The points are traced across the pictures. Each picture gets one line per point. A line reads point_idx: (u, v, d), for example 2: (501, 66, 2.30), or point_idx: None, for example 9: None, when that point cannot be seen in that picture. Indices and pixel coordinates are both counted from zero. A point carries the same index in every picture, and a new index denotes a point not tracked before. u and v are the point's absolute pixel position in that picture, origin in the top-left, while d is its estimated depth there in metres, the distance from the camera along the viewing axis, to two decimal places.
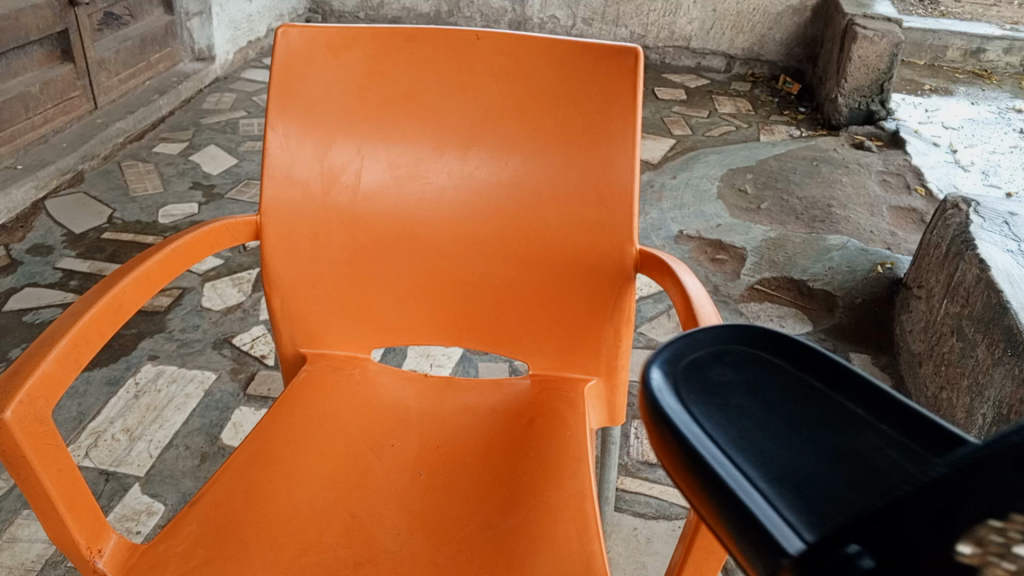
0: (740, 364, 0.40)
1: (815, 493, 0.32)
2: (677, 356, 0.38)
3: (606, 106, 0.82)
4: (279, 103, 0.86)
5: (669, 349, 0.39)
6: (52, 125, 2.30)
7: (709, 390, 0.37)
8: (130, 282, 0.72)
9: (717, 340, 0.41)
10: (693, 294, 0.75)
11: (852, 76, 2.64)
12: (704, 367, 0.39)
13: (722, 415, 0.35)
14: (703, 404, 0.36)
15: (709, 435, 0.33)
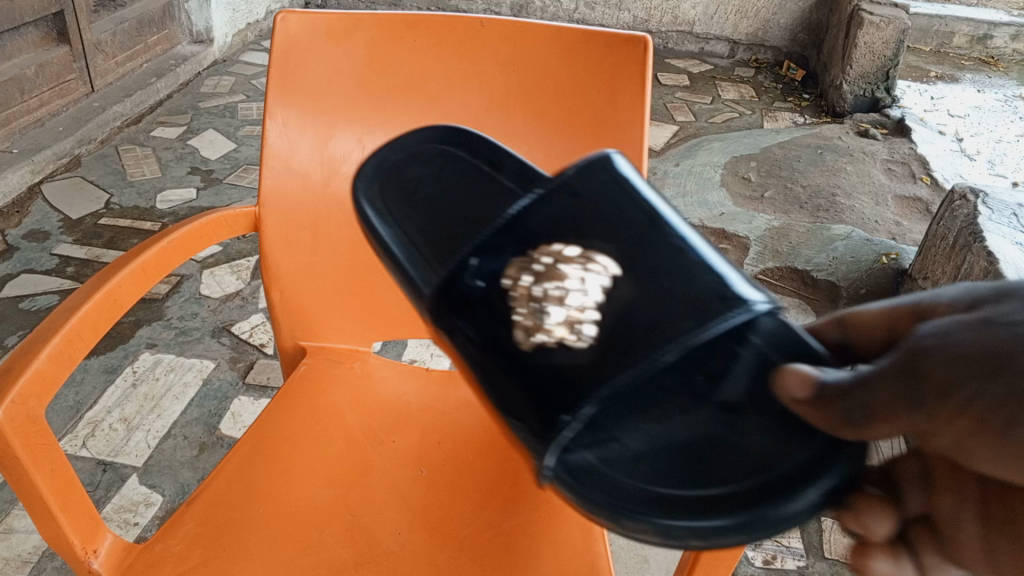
0: (428, 161, 0.72)
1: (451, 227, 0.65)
2: (386, 167, 0.71)
3: (614, 96, 0.79)
4: (278, 91, 0.84)
5: (381, 161, 0.71)
6: (48, 109, 2.27)
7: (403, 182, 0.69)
8: (126, 276, 0.70)
9: (415, 144, 0.73)
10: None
11: (858, 62, 2.61)
12: (406, 168, 0.71)
13: (405, 198, 0.68)
14: (397, 194, 0.68)
15: (394, 219, 0.65)
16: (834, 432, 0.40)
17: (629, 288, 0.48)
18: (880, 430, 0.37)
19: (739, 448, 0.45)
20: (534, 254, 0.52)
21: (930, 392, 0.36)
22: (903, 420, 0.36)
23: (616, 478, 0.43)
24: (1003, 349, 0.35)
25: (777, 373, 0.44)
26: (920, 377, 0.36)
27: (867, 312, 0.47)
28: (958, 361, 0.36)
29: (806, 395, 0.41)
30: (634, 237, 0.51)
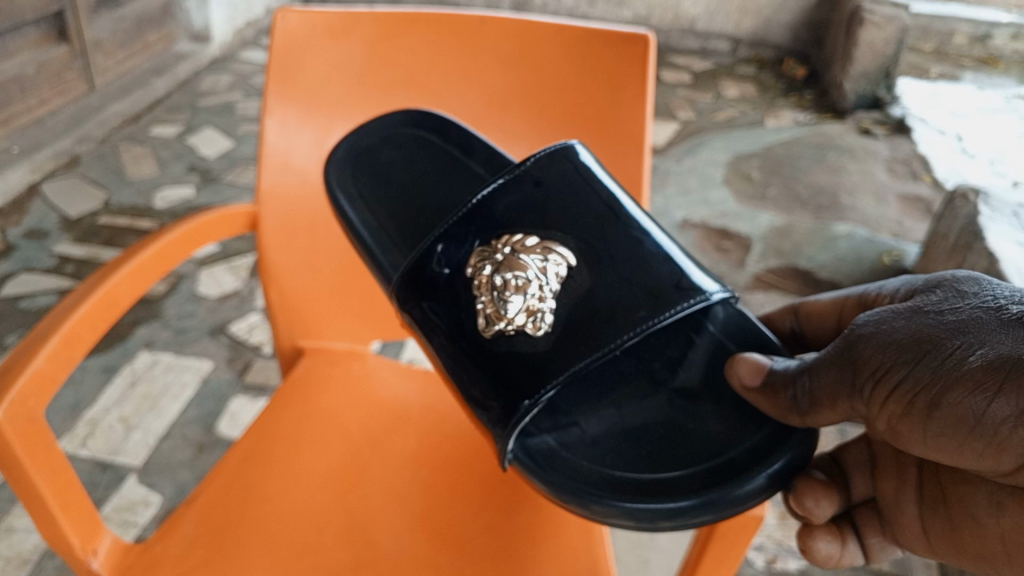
0: (400, 145, 0.80)
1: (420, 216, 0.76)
2: (361, 150, 0.80)
3: (616, 93, 0.79)
4: (277, 88, 0.83)
5: (356, 144, 0.80)
6: (47, 107, 2.26)
7: (376, 168, 0.79)
8: (124, 275, 0.70)
9: (388, 125, 0.80)
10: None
11: (859, 61, 2.60)
12: (379, 151, 0.80)
13: (378, 186, 0.78)
14: (370, 182, 0.78)
15: (366, 209, 0.76)
16: (784, 417, 0.54)
17: (588, 277, 0.62)
18: (826, 408, 0.50)
19: (699, 432, 0.58)
20: (495, 242, 0.65)
21: (865, 376, 0.47)
22: (844, 403, 0.48)
23: (573, 460, 0.58)
24: (933, 334, 0.45)
25: (730, 361, 0.58)
26: (856, 363, 0.47)
27: (818, 306, 0.62)
28: (881, 349, 0.46)
29: (756, 383, 0.56)
30: (593, 240, 0.64)
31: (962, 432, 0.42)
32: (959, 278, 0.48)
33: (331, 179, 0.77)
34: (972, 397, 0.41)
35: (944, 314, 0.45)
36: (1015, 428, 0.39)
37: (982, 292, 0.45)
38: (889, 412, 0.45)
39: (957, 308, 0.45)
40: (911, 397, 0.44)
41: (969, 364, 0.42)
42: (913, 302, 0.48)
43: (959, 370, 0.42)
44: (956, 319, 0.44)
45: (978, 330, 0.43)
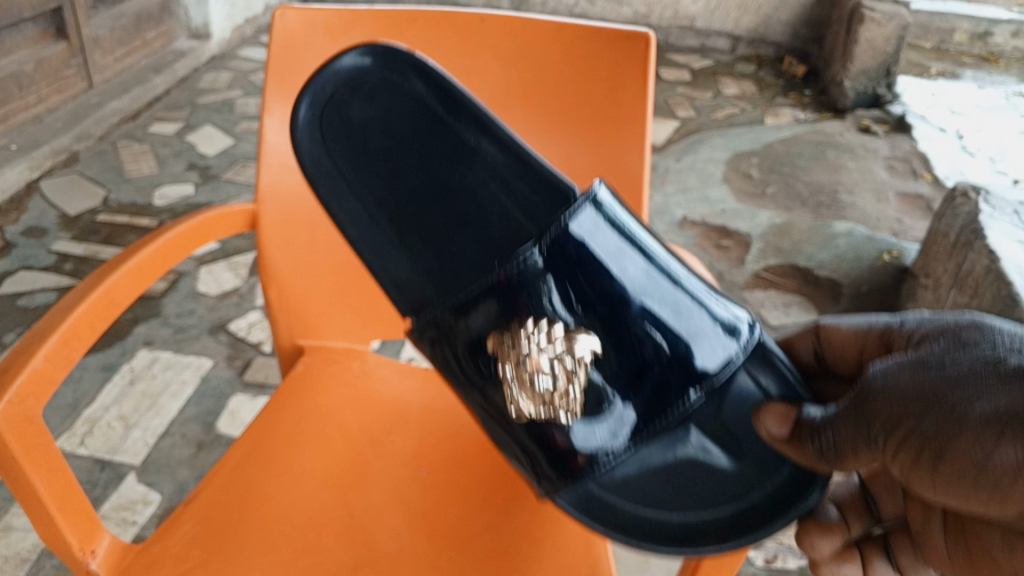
0: (373, 97, 0.72)
1: (413, 201, 0.73)
2: (332, 108, 0.73)
3: (616, 92, 0.79)
4: (276, 87, 0.83)
5: (325, 105, 0.73)
6: (46, 105, 2.26)
7: (351, 130, 0.73)
8: (123, 274, 0.69)
9: (357, 76, 0.72)
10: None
11: (858, 59, 2.60)
12: (351, 107, 0.73)
13: (359, 159, 0.74)
14: (346, 149, 0.74)
15: (353, 197, 0.74)
16: (811, 465, 0.50)
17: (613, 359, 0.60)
18: (850, 462, 0.48)
19: (719, 476, 0.56)
20: (518, 327, 0.62)
21: (877, 428, 0.45)
22: (864, 454, 0.47)
23: (609, 504, 0.58)
24: (936, 388, 0.43)
25: (757, 413, 0.55)
26: (869, 417, 0.46)
27: (840, 332, 0.57)
28: (890, 402, 0.45)
29: (784, 432, 0.53)
30: (620, 308, 0.61)
31: (967, 482, 0.41)
32: (961, 326, 0.46)
33: (308, 166, 0.74)
34: (976, 448, 0.40)
35: (948, 363, 0.44)
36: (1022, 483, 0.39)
37: (985, 341, 0.44)
38: (901, 463, 0.44)
39: (958, 358, 0.44)
40: (920, 448, 0.43)
41: (973, 417, 0.41)
42: (917, 353, 0.46)
43: (964, 422, 0.41)
44: (958, 370, 0.43)
45: (979, 381, 0.42)
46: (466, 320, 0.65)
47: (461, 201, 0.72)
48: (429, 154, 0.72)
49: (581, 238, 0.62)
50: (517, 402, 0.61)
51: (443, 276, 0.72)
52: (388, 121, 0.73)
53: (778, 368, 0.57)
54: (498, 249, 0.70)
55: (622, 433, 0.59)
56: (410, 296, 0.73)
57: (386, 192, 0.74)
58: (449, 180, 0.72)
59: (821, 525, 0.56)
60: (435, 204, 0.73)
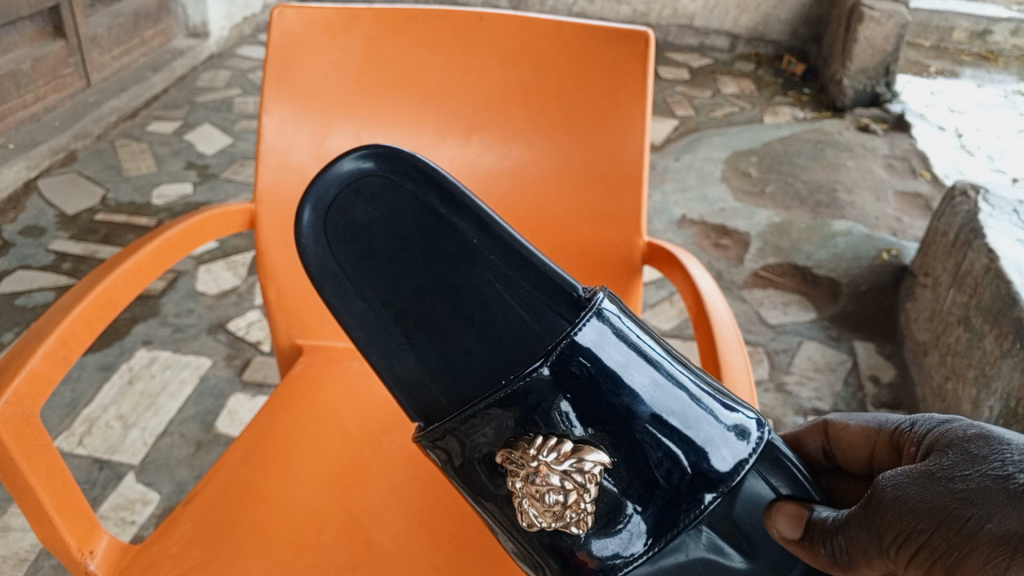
0: (375, 197, 0.66)
1: (420, 304, 0.67)
2: (333, 209, 0.67)
3: (616, 90, 0.79)
4: (275, 86, 0.83)
5: (326, 205, 0.67)
6: (44, 103, 2.25)
7: (353, 231, 0.67)
8: (121, 274, 0.69)
9: (359, 174, 0.66)
10: (716, 321, 0.72)
11: (857, 57, 2.59)
12: (354, 208, 0.67)
13: (363, 262, 0.67)
14: (350, 251, 0.67)
15: (359, 301, 0.68)
16: (826, 572, 0.48)
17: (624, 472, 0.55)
18: (865, 573, 0.45)
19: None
20: (526, 444, 0.56)
21: (888, 540, 0.43)
22: (878, 564, 0.44)
23: None
24: (945, 502, 0.41)
25: (769, 514, 0.53)
26: (880, 527, 0.43)
27: (850, 431, 0.56)
28: (897, 512, 0.42)
29: (797, 535, 0.51)
30: (632, 423, 0.56)
31: None
32: (971, 437, 0.43)
33: (311, 267, 0.67)
34: (985, 571, 0.37)
35: (958, 478, 0.41)
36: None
37: (996, 454, 0.41)
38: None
39: (968, 473, 0.41)
40: (928, 564, 0.40)
41: (982, 536, 0.38)
42: (927, 464, 0.44)
43: (972, 542, 0.38)
44: (967, 487, 0.40)
45: (989, 499, 0.39)
46: (472, 433, 0.59)
47: (468, 302, 0.66)
48: (435, 253, 0.66)
49: (588, 352, 0.57)
50: (527, 514, 0.56)
51: (451, 375, 0.66)
52: (392, 221, 0.67)
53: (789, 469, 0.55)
54: (505, 351, 0.65)
55: (637, 544, 0.55)
56: (419, 398, 0.67)
57: (391, 290, 0.67)
58: (458, 280, 0.66)
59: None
60: (444, 305, 0.67)
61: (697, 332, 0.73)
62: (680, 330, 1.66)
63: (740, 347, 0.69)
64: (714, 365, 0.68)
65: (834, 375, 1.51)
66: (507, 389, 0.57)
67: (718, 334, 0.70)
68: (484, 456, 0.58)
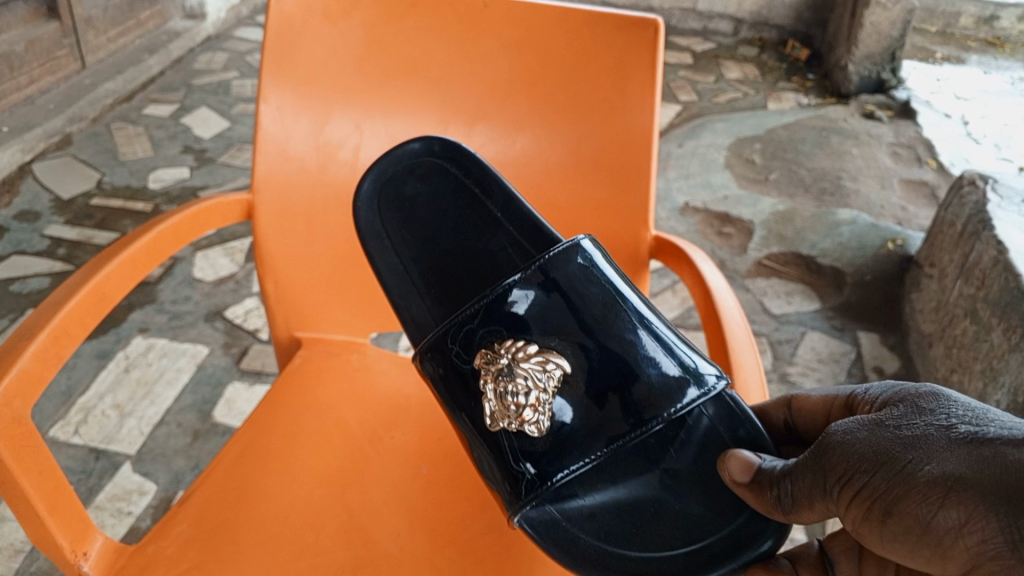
0: (424, 177, 0.75)
1: (447, 265, 0.74)
2: (387, 180, 0.75)
3: (624, 80, 0.76)
4: (272, 72, 0.80)
5: (384, 176, 0.75)
6: (38, 86, 2.22)
7: (401, 202, 0.75)
8: (116, 267, 0.67)
9: (417, 155, 0.75)
10: (727, 317, 0.70)
11: (864, 42, 2.55)
12: (404, 183, 0.75)
13: (403, 224, 0.75)
14: (395, 217, 0.75)
15: (391, 256, 0.75)
16: (771, 514, 0.52)
17: (582, 383, 0.63)
18: (806, 515, 0.49)
19: (683, 515, 0.60)
20: (499, 347, 0.64)
21: (832, 481, 0.46)
22: (820, 505, 0.47)
23: (571, 531, 0.59)
24: (889, 447, 0.44)
25: (723, 458, 0.56)
26: (825, 469, 0.46)
27: (812, 401, 0.59)
28: (843, 454, 0.46)
29: (747, 480, 0.54)
30: (591, 338, 0.64)
31: (913, 539, 0.41)
32: (919, 394, 0.47)
33: (361, 223, 0.74)
34: (922, 507, 0.41)
35: (905, 427, 0.45)
36: (961, 541, 0.39)
37: (940, 409, 0.45)
38: (852, 516, 0.45)
39: (913, 422, 0.45)
40: (871, 502, 0.43)
41: (921, 478, 0.41)
42: (876, 414, 0.47)
43: (912, 481, 0.42)
44: (912, 434, 0.44)
45: (931, 445, 0.42)
46: (457, 339, 0.66)
47: (484, 265, 0.74)
48: (463, 222, 0.75)
49: (566, 280, 0.66)
50: (491, 411, 0.63)
51: None
52: (434, 192, 0.75)
53: (726, 405, 0.62)
54: None
55: (575, 461, 0.61)
56: None
57: (421, 251, 0.75)
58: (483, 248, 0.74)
59: (768, 571, 0.55)
60: (463, 265, 0.74)
61: (706, 328, 0.72)
62: (682, 320, 1.65)
63: (751, 348, 0.68)
64: (726, 367, 0.66)
65: (838, 366, 1.50)
66: (489, 294, 0.66)
67: (730, 333, 0.69)
68: (464, 361, 0.66)
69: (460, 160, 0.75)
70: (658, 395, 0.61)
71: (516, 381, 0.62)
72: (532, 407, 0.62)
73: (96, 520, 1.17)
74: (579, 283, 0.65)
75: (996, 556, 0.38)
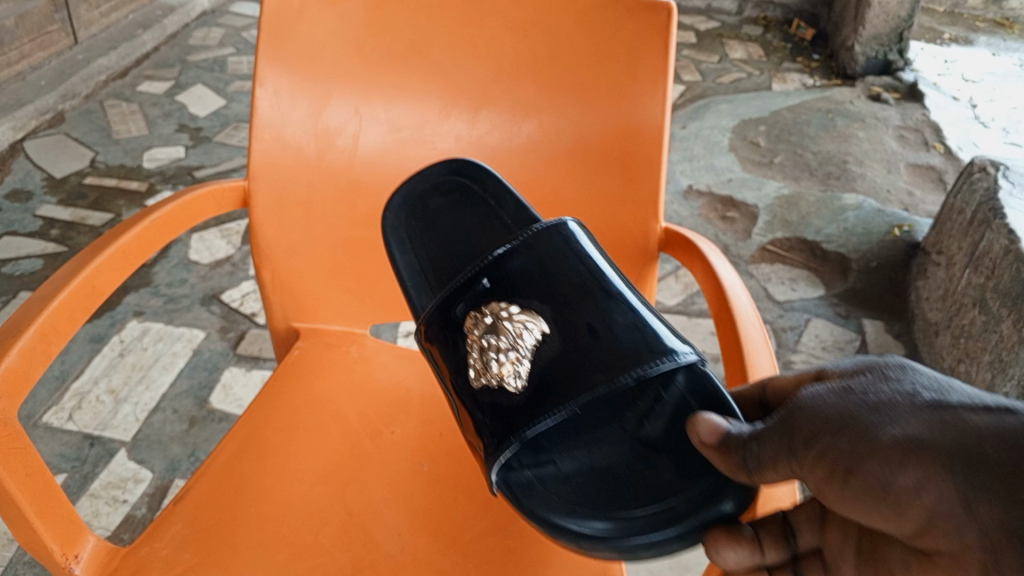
0: (449, 193, 0.76)
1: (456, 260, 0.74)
2: (412, 194, 0.76)
3: (634, 66, 0.73)
4: (268, 54, 0.77)
5: (409, 190, 0.75)
6: (29, 61, 2.18)
7: (423, 214, 0.76)
8: (106, 260, 0.65)
9: (439, 172, 0.75)
10: (741, 316, 0.67)
11: (871, 23, 2.51)
12: (428, 198, 0.76)
13: (424, 232, 0.75)
14: (417, 228, 0.75)
15: (406, 257, 0.74)
16: (734, 475, 0.47)
17: (557, 343, 0.62)
18: (768, 479, 0.44)
19: (650, 480, 0.55)
20: (485, 308, 0.65)
21: (799, 442, 0.42)
22: (783, 467, 0.43)
23: (544, 492, 0.56)
24: (858, 411, 0.40)
25: (689, 421, 0.50)
26: (792, 430, 0.42)
27: (784, 379, 0.52)
28: (812, 416, 0.42)
29: (714, 440, 0.48)
30: (570, 306, 0.63)
31: (876, 500, 0.38)
32: (886, 361, 0.44)
33: (386, 229, 0.75)
34: (889, 467, 0.37)
35: (873, 392, 0.41)
36: (924, 502, 0.36)
37: (907, 377, 0.42)
38: (816, 477, 0.41)
39: (882, 387, 0.41)
40: (836, 462, 0.39)
41: (888, 440, 0.38)
42: (843, 379, 0.44)
43: (880, 442, 0.38)
44: (880, 398, 0.41)
45: (896, 409, 0.39)
46: (450, 308, 0.67)
47: None
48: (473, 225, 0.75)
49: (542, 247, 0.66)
50: (473, 366, 0.62)
51: None
52: (455, 202, 0.76)
53: (697, 376, 0.59)
54: None
55: (549, 417, 0.58)
56: None
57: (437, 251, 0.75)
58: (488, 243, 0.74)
59: (729, 532, 0.49)
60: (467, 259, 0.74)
61: (718, 327, 0.69)
62: (685, 306, 1.63)
63: (766, 349, 0.64)
64: (739, 367, 0.63)
65: (843, 354, 1.48)
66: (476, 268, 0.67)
67: (744, 332, 0.65)
68: (452, 329, 0.66)
69: (480, 179, 0.75)
70: (632, 350, 0.59)
71: (488, 341, 0.62)
72: (505, 359, 0.61)
73: (91, 508, 1.15)
74: (559, 255, 0.66)
75: (954, 517, 0.35)
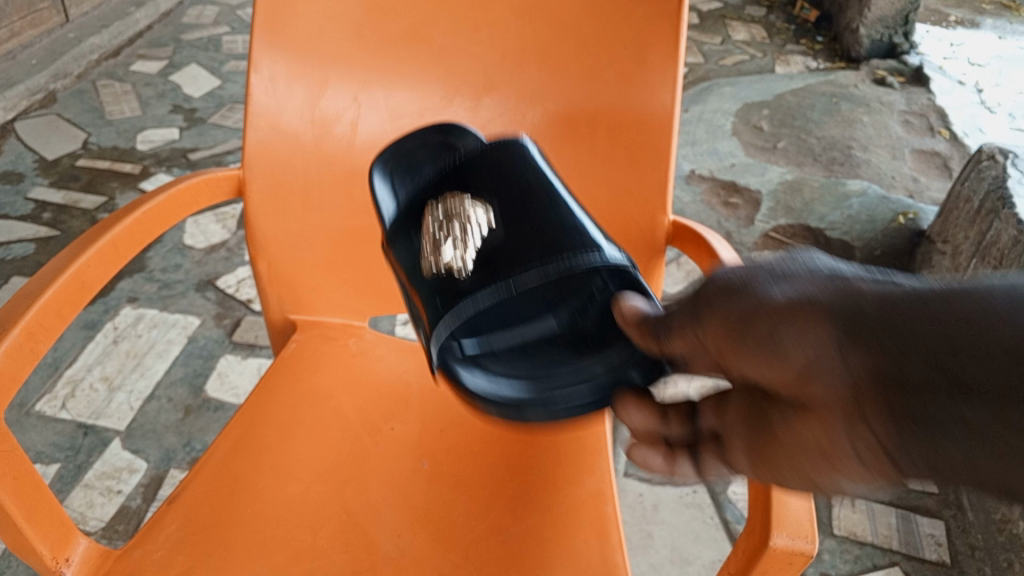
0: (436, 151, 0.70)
1: None
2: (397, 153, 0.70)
3: (643, 53, 0.70)
4: (262, 39, 0.74)
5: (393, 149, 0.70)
6: (19, 40, 2.14)
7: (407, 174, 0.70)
8: (95, 254, 0.63)
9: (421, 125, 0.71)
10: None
11: (876, 5, 2.47)
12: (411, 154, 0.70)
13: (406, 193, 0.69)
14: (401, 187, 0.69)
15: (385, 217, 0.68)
16: (647, 347, 0.46)
17: (502, 233, 0.56)
18: (676, 348, 0.43)
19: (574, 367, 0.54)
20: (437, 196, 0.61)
21: (703, 307, 0.41)
22: (687, 332, 0.42)
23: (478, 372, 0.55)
24: (760, 274, 0.39)
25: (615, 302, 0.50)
26: (700, 298, 0.41)
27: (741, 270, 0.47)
28: (720, 284, 0.41)
29: (635, 314, 0.48)
30: (519, 199, 0.58)
31: (765, 354, 0.36)
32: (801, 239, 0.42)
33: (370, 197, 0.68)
34: (777, 319, 0.36)
35: (781, 260, 0.40)
36: (805, 347, 0.34)
37: (808, 250, 0.40)
38: (713, 335, 0.39)
39: (793, 255, 0.40)
40: (732, 318, 0.38)
41: (779, 297, 0.37)
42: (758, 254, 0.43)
43: (772, 299, 0.37)
44: (783, 264, 0.39)
45: (794, 273, 0.38)
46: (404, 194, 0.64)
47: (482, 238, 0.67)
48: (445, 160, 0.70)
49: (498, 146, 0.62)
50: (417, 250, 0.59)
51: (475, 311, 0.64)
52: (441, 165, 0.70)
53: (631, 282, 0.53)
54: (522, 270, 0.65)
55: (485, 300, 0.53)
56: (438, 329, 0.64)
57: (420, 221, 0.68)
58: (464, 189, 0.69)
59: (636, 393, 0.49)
60: None
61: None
62: None
63: None
64: None
65: None
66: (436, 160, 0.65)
67: None
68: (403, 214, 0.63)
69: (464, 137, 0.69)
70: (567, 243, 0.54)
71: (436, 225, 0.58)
72: (453, 242, 0.56)
73: (85, 499, 1.13)
74: (512, 160, 0.60)
75: (830, 361, 0.33)
